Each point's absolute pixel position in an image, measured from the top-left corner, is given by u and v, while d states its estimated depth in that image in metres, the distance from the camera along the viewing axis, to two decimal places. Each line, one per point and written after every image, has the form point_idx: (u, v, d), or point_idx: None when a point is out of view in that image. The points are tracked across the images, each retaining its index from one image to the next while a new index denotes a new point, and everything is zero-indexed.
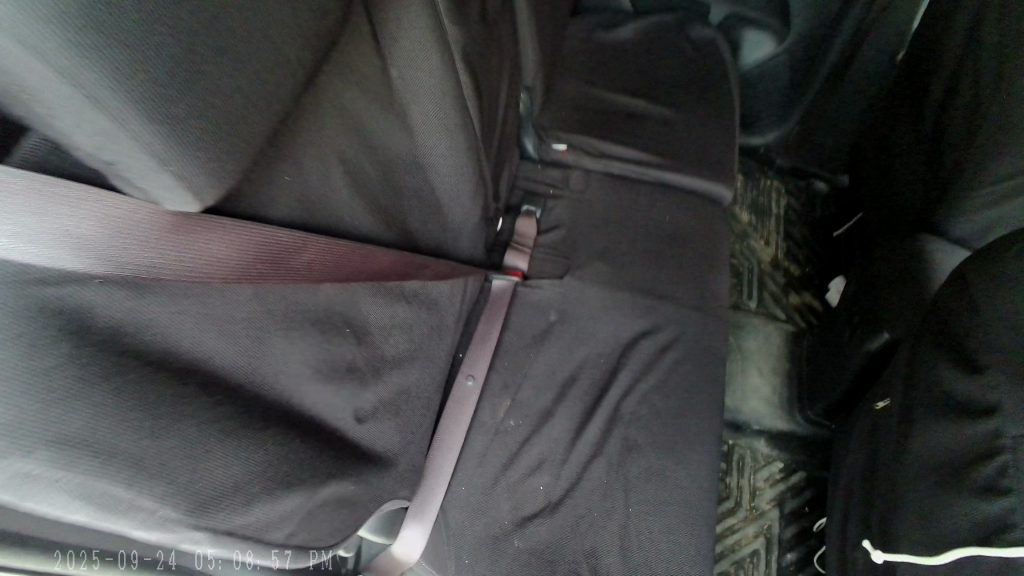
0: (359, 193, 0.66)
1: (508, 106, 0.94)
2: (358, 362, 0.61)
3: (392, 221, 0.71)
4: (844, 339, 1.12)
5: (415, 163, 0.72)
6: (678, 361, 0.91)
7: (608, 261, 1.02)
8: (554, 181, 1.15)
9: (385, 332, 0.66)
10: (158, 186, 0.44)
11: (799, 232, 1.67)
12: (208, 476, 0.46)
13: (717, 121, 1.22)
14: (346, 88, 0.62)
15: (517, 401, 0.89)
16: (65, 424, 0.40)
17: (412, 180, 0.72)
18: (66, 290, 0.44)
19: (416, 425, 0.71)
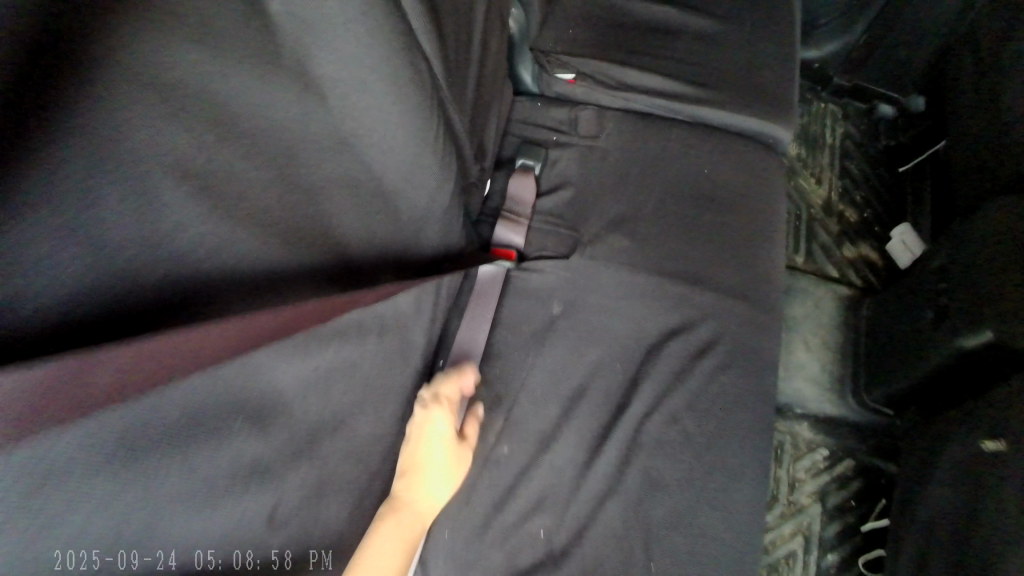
0: (229, 201, 0.42)
1: (489, 28, 0.68)
2: (268, 453, 0.45)
3: (313, 226, 0.48)
4: (926, 320, 0.96)
5: (341, 134, 0.50)
6: (715, 369, 0.73)
7: (627, 232, 0.79)
8: (559, 121, 0.89)
9: (316, 385, 0.49)
10: None
11: (859, 167, 1.46)
12: None
13: (771, 34, 0.93)
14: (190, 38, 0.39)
15: (512, 419, 0.72)
16: None
17: (342, 162, 0.50)
18: None
19: (369, 485, 0.56)
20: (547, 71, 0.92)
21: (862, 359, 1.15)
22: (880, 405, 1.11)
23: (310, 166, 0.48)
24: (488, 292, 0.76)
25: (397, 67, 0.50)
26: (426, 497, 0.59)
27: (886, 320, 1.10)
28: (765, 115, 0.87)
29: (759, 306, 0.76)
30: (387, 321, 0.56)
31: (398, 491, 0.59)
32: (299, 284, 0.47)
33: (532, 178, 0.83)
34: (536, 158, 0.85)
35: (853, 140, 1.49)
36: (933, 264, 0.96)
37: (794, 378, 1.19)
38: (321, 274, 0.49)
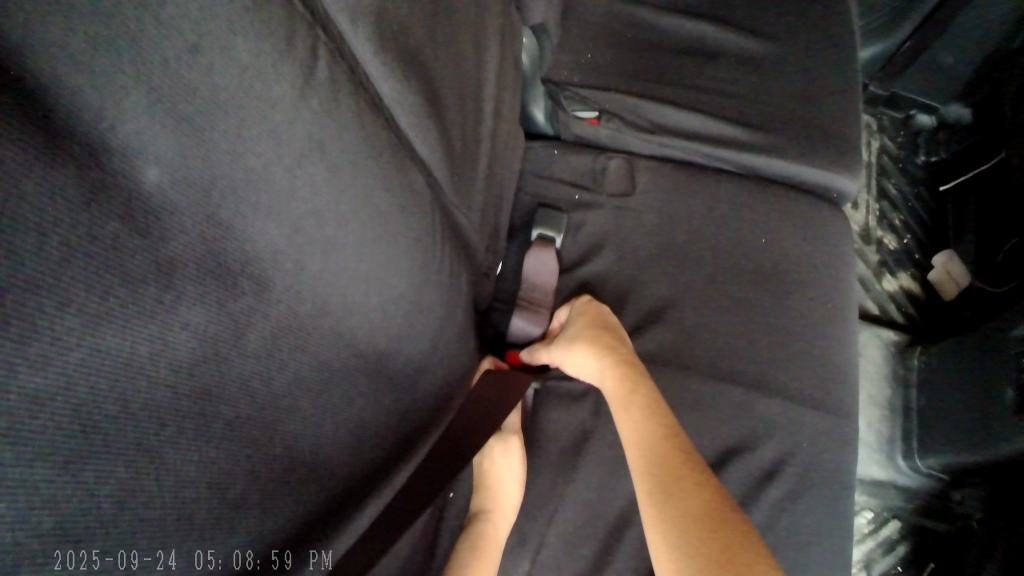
0: (86, 456, 0.24)
1: (501, 84, 0.53)
2: None
3: (265, 385, 0.31)
4: (1009, 401, 0.83)
5: (301, 242, 0.33)
6: (786, 496, 0.59)
7: (670, 321, 0.65)
8: (581, 172, 0.73)
9: None
10: None
11: (898, 187, 1.31)
12: None
13: (829, 57, 0.77)
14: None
15: (539, 563, 0.58)
16: None
17: (318, 349, 0.35)
18: None
19: None
20: (564, 109, 0.76)
21: (914, 415, 1.02)
22: (935, 470, 0.98)
23: (264, 362, 0.31)
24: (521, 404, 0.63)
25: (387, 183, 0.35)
26: (498, 503, 0.57)
27: (944, 379, 0.97)
28: (831, 161, 0.71)
29: (833, 413, 0.62)
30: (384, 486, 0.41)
31: (476, 510, 0.57)
32: (244, 497, 0.31)
33: (552, 249, 0.68)
34: (556, 226, 0.69)
35: (890, 155, 1.32)
36: (1017, 337, 0.84)
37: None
38: (276, 460, 0.32)
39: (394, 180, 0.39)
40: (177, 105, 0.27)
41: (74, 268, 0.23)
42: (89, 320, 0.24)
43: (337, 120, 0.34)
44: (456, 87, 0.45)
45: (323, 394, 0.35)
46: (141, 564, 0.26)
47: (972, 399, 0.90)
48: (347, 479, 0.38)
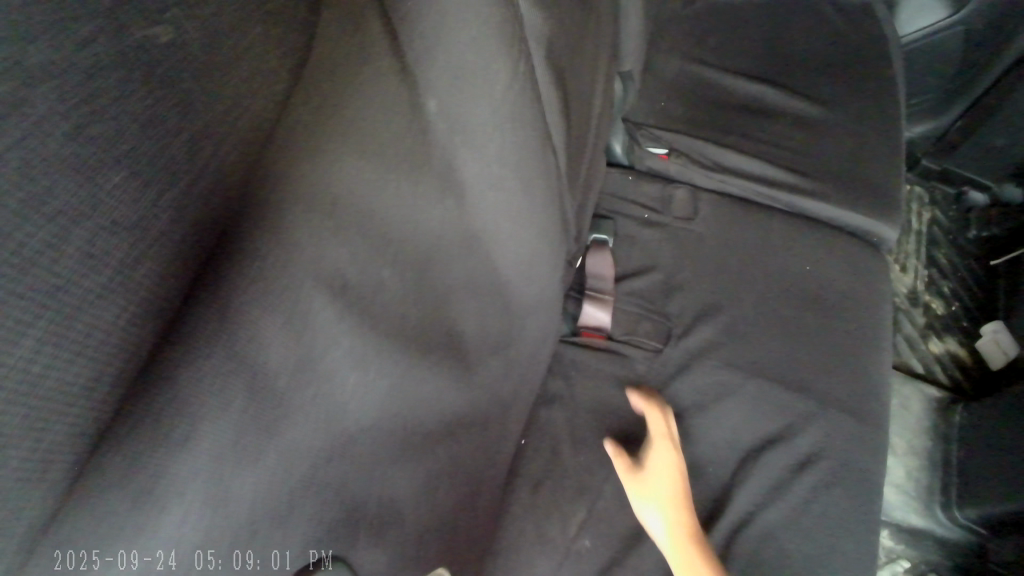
0: (212, 434, 0.31)
1: (602, 109, 0.67)
2: (382, 559, 0.43)
3: (447, 264, 0.46)
4: None
5: (439, 194, 0.43)
6: (818, 486, 0.66)
7: (722, 327, 0.74)
8: (650, 198, 0.85)
9: (424, 463, 0.46)
10: None
11: (947, 257, 1.36)
12: None
13: (875, 121, 0.89)
14: (358, 117, 0.38)
15: (595, 511, 0.64)
16: None
17: (474, 259, 0.48)
18: None
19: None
20: (639, 144, 0.88)
21: (957, 469, 1.04)
22: (974, 523, 0.99)
23: (450, 255, 0.46)
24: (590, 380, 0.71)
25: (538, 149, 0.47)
26: None
27: (985, 430, 1.01)
28: (873, 210, 0.82)
29: (866, 421, 0.70)
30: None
31: None
32: (425, 325, 0.44)
33: (609, 254, 0.77)
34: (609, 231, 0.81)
35: (942, 227, 1.39)
36: None
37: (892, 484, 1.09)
38: (438, 313, 0.45)
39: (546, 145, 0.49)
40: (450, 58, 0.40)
41: (376, 136, 0.39)
42: (251, 323, 0.32)
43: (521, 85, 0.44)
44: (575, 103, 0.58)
45: (439, 305, 0.46)
46: (140, 564, 0.29)
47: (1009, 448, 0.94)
48: (456, 373, 0.48)
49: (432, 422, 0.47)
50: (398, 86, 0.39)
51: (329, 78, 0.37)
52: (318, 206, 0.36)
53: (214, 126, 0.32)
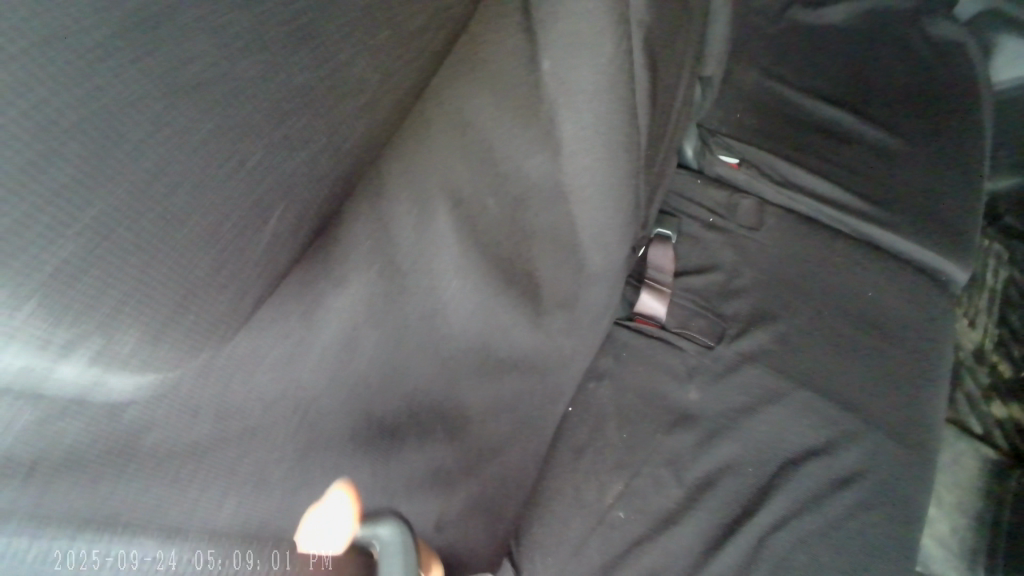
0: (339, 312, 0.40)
1: (681, 110, 0.71)
2: (447, 462, 0.48)
3: (537, 213, 0.51)
4: None
5: (537, 148, 0.48)
6: (861, 502, 0.65)
7: (777, 333, 0.75)
8: (718, 204, 0.87)
9: (492, 389, 0.50)
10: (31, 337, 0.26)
11: (1023, 321, 1.23)
12: None
13: (956, 160, 0.89)
14: (486, 80, 0.46)
15: (632, 486, 0.66)
16: None
17: (558, 213, 0.52)
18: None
19: (507, 511, 0.55)
20: (711, 152, 0.91)
21: (1010, 532, 0.98)
22: None
23: (539, 206, 0.51)
24: (639, 364, 0.74)
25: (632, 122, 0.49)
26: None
27: None
28: (943, 245, 0.82)
29: (919, 449, 0.68)
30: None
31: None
32: (511, 262, 0.50)
33: (671, 248, 0.79)
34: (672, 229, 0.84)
35: (1021, 288, 1.25)
36: None
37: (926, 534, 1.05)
38: (525, 254, 0.51)
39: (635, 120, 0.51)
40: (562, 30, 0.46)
41: (499, 94, 0.46)
42: (390, 209, 0.42)
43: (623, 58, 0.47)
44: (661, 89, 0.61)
45: (527, 247, 0.51)
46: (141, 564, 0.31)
47: None
48: (528, 315, 0.51)
49: (500, 356, 0.51)
50: (519, 50, 0.46)
51: (473, 47, 0.45)
52: (445, 146, 0.44)
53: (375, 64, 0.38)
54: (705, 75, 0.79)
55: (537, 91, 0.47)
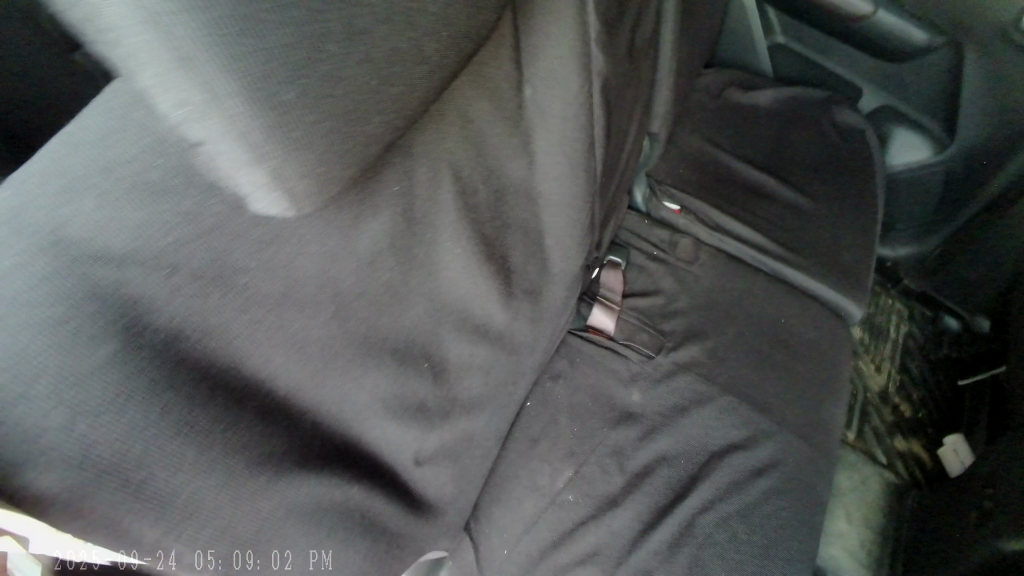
0: (357, 248, 0.51)
1: (630, 152, 0.84)
2: (428, 401, 0.56)
3: (514, 211, 0.61)
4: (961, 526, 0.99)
5: (515, 157, 0.59)
6: (771, 491, 0.76)
7: (707, 349, 0.86)
8: (661, 240, 1.00)
9: (468, 350, 0.59)
10: (223, 159, 0.32)
11: (919, 369, 1.41)
12: (161, 437, 0.39)
13: (855, 217, 1.06)
14: (483, 94, 0.56)
15: (580, 472, 0.74)
16: (67, 345, 0.38)
17: (530, 214, 0.62)
18: (120, 268, 0.42)
19: (474, 474, 0.62)
20: (656, 198, 1.04)
21: (906, 547, 1.11)
22: None
23: (516, 206, 0.61)
24: (589, 368, 0.83)
25: (593, 146, 0.61)
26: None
27: (934, 512, 1.10)
28: (841, 287, 0.98)
29: (817, 447, 0.81)
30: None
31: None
32: (494, 243, 0.59)
33: (620, 274, 0.92)
34: (622, 256, 0.96)
35: (916, 341, 1.43)
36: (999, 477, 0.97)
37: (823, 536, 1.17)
38: (501, 241, 0.60)
39: (597, 144, 0.62)
40: (553, 60, 0.55)
41: (491, 106, 0.57)
42: (414, 166, 0.53)
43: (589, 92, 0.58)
44: (613, 130, 0.74)
45: (504, 234, 0.60)
46: (219, 397, 0.42)
47: (941, 526, 1.05)
48: (499, 294, 0.60)
49: (476, 321, 0.60)
50: (505, 77, 0.57)
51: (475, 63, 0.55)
52: (445, 140, 0.55)
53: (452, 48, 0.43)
54: (651, 130, 0.94)
55: (519, 111, 0.58)
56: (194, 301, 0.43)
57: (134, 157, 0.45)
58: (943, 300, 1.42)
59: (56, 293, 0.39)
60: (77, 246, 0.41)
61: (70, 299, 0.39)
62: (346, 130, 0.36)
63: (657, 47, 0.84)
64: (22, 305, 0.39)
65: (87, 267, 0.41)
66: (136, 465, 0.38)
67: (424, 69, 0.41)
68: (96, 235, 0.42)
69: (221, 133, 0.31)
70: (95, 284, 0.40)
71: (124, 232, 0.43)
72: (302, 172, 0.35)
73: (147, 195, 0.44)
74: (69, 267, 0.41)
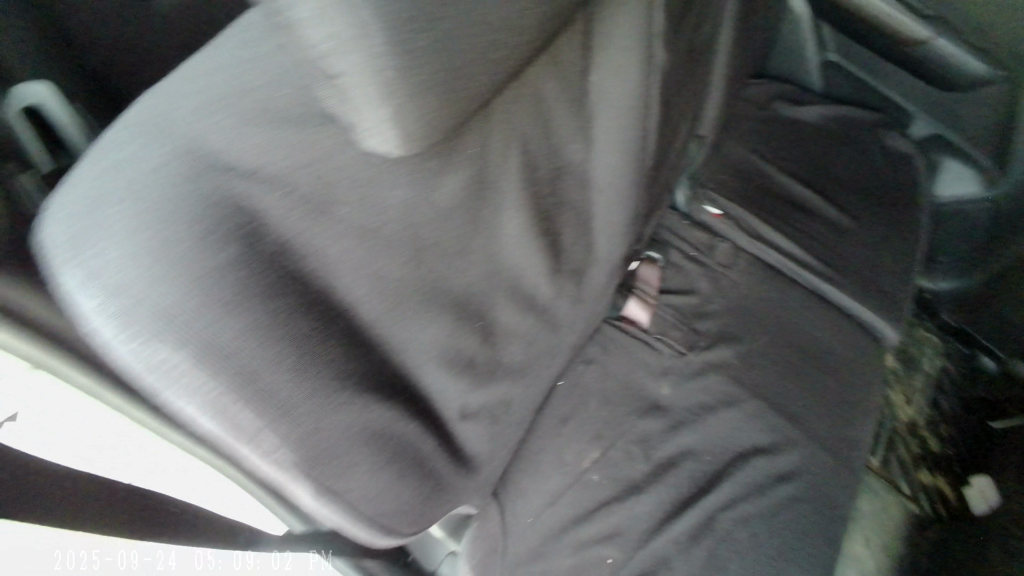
0: (435, 203, 0.51)
1: (677, 152, 0.86)
2: (478, 358, 0.58)
3: (571, 190, 0.63)
4: None
5: (577, 137, 0.61)
6: (793, 496, 0.76)
7: (738, 352, 0.87)
8: (698, 244, 1.00)
9: (522, 314, 0.62)
10: (357, 97, 0.37)
11: (949, 405, 1.33)
12: (267, 350, 0.42)
13: (898, 238, 1.05)
14: (555, 69, 0.56)
15: (605, 455, 0.76)
16: (195, 255, 0.41)
17: (584, 195, 0.64)
18: (242, 187, 0.44)
19: (507, 438, 0.66)
20: (698, 201, 1.03)
21: None
22: None
23: (571, 187, 0.63)
24: (619, 358, 0.85)
25: (647, 136, 0.63)
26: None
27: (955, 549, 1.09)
28: (877, 308, 0.97)
29: (842, 459, 0.82)
30: (126, 191, 0.42)
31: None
32: (550, 219, 0.61)
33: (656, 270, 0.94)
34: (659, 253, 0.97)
35: (950, 378, 1.35)
36: None
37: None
38: (557, 218, 0.62)
39: (651, 131, 0.63)
40: (624, 47, 0.57)
41: (563, 85, 0.57)
42: (488, 135, 0.54)
43: (651, 81, 0.60)
44: (665, 124, 0.75)
45: (557, 211, 0.62)
46: (315, 322, 0.45)
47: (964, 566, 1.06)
48: (548, 269, 0.62)
49: (526, 291, 0.62)
50: (577, 54, 0.57)
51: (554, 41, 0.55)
52: (516, 112, 0.55)
53: (541, 28, 0.46)
54: (700, 133, 0.94)
55: (585, 92, 0.59)
56: (307, 226, 0.46)
57: (254, 65, 0.45)
58: (980, 336, 1.34)
59: (185, 204, 0.42)
60: (202, 159, 0.43)
61: (199, 212, 0.42)
62: (452, 84, 0.40)
63: (714, 52, 0.85)
64: (158, 209, 0.41)
65: (213, 182, 0.43)
66: (248, 370, 0.41)
67: (497, 50, 0.43)
68: (220, 149, 0.43)
69: (361, 67, 0.35)
70: (219, 200, 0.43)
71: (243, 150, 0.44)
72: (418, 114, 0.39)
73: (266, 113, 0.44)
74: (196, 180, 0.42)
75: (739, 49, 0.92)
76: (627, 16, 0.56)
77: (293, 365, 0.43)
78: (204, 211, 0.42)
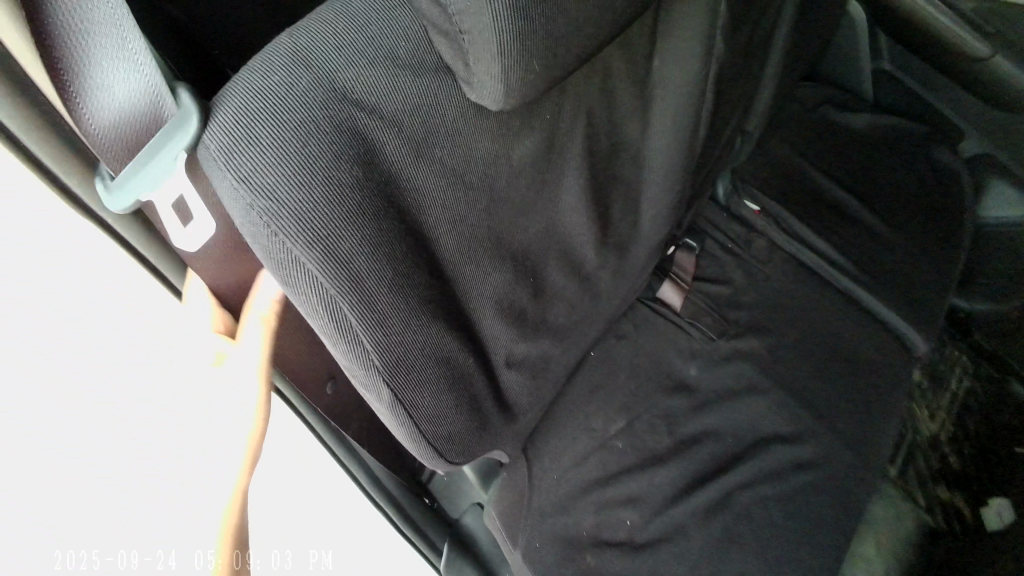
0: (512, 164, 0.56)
1: (724, 144, 0.89)
2: (527, 311, 0.64)
3: (622, 169, 0.66)
4: None
5: (635, 120, 0.63)
6: (811, 484, 0.78)
7: (768, 343, 0.89)
8: (735, 236, 1.03)
9: (567, 277, 0.67)
10: (477, 48, 0.42)
11: (974, 425, 1.29)
12: (375, 268, 0.46)
13: (940, 248, 1.04)
14: (624, 53, 0.59)
15: (632, 425, 0.82)
16: (325, 173, 0.43)
17: (635, 175, 0.68)
18: (369, 117, 0.46)
19: (545, 392, 0.73)
20: (738, 195, 1.06)
21: None
22: None
23: (624, 166, 0.66)
24: (651, 338, 0.90)
25: (700, 123, 0.66)
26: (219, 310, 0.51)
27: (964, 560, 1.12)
28: (913, 319, 0.96)
29: (865, 457, 0.83)
30: (265, 103, 0.42)
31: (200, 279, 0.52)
32: (602, 194, 0.65)
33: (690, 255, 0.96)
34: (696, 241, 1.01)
35: (975, 398, 1.30)
36: None
37: (848, 560, 1.09)
38: (608, 194, 0.66)
39: (703, 118, 0.66)
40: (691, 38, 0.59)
41: (630, 69, 0.60)
42: (561, 106, 0.57)
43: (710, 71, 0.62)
44: (716, 115, 0.78)
45: (609, 187, 0.66)
46: (409, 252, 0.49)
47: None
48: (595, 240, 0.67)
49: (575, 258, 0.67)
50: (644, 41, 0.59)
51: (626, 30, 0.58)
52: (583, 90, 0.58)
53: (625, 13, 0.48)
54: (746, 130, 0.98)
55: (648, 73, 0.61)
56: (417, 164, 0.49)
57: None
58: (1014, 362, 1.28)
59: (321, 125, 0.43)
60: (337, 84, 0.44)
61: (332, 134, 0.44)
62: (552, 51, 0.44)
63: (769, 51, 0.87)
64: (296, 125, 0.43)
65: (345, 108, 0.44)
66: (359, 283, 0.45)
67: (586, 24, 0.45)
68: (352, 77, 0.45)
69: (484, 25, 0.40)
70: (349, 126, 0.44)
71: (370, 81, 0.46)
72: (524, 71, 0.44)
73: (389, 50, 0.46)
74: (331, 104, 0.44)
75: (792, 51, 0.94)
76: (694, 6, 0.58)
77: (393, 286, 0.47)
78: (336, 133, 0.44)
